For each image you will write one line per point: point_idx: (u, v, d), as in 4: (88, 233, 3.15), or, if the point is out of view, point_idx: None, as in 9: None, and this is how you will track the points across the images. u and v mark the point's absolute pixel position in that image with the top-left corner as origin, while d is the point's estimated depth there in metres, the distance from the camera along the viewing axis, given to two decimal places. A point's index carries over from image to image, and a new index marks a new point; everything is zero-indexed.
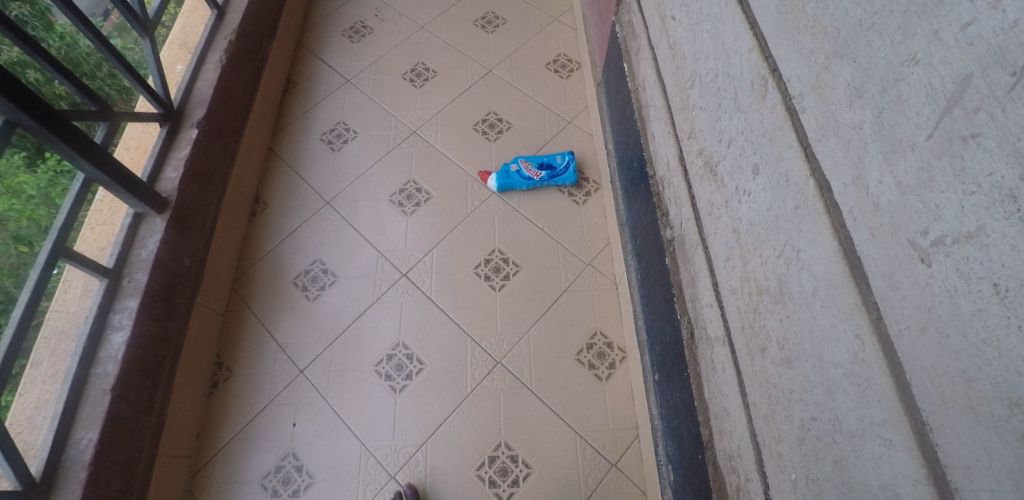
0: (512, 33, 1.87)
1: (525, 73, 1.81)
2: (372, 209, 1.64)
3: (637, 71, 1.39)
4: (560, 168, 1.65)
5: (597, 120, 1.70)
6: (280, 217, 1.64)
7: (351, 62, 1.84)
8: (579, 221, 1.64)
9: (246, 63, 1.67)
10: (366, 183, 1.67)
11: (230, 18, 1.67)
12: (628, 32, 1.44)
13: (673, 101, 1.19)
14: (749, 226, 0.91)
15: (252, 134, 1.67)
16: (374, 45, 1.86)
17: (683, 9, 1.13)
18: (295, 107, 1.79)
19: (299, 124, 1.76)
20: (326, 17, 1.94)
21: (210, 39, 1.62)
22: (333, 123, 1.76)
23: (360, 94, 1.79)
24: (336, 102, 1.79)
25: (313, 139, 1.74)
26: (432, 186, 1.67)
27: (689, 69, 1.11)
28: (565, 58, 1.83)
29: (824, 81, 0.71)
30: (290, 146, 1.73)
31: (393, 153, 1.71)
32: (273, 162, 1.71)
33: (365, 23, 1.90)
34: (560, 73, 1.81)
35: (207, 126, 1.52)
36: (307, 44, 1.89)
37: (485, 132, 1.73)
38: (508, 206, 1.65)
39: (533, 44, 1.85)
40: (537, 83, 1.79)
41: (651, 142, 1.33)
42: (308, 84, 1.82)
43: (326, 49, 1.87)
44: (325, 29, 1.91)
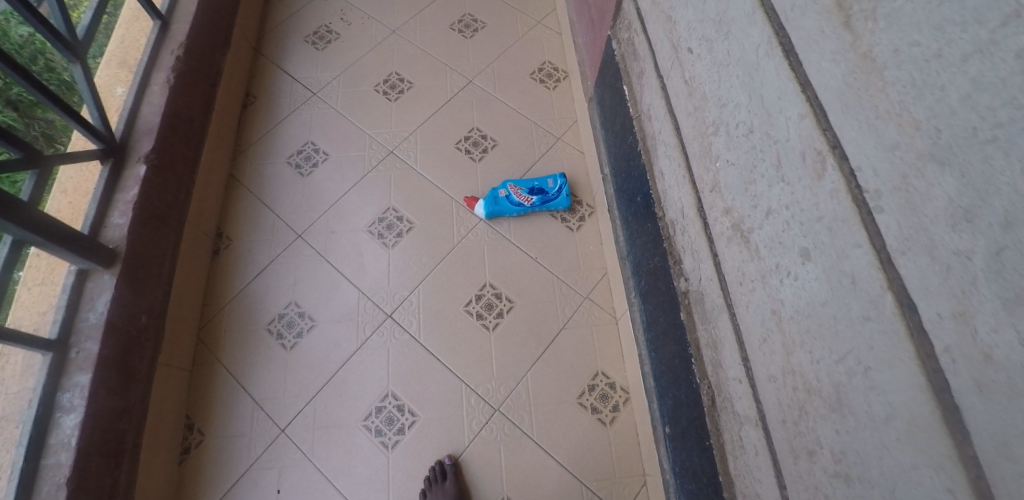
0: (492, 38, 1.71)
1: (510, 83, 1.65)
2: (350, 243, 1.48)
3: (639, 97, 1.26)
4: (553, 193, 1.51)
5: (588, 138, 1.56)
6: (248, 255, 1.47)
7: (317, 73, 1.67)
8: (575, 249, 1.51)
9: (198, 80, 1.48)
10: (341, 212, 1.51)
11: (177, 28, 1.46)
12: (626, 52, 1.30)
13: (690, 143, 1.07)
14: (794, 313, 0.82)
15: (210, 160, 1.49)
16: (341, 53, 1.69)
17: (704, 43, 1.00)
18: (256, 125, 1.61)
19: (262, 145, 1.59)
20: (286, 21, 1.75)
21: (155, 56, 1.41)
22: (301, 144, 1.58)
23: (328, 109, 1.62)
24: (302, 119, 1.62)
25: (279, 163, 1.56)
26: (413, 213, 1.51)
27: (712, 113, 0.99)
28: (551, 66, 1.68)
29: (912, 186, 0.61)
30: (253, 171, 1.56)
31: (370, 177, 1.54)
32: (235, 190, 1.54)
33: (330, 28, 1.73)
34: (546, 83, 1.66)
35: (157, 160, 1.32)
36: (266, 53, 1.71)
37: (468, 151, 1.58)
38: (499, 234, 1.50)
39: (516, 50, 1.70)
40: (522, 94, 1.64)
41: (659, 180, 1.21)
42: (270, 99, 1.64)
43: (288, 59, 1.69)
44: (284, 35, 1.73)
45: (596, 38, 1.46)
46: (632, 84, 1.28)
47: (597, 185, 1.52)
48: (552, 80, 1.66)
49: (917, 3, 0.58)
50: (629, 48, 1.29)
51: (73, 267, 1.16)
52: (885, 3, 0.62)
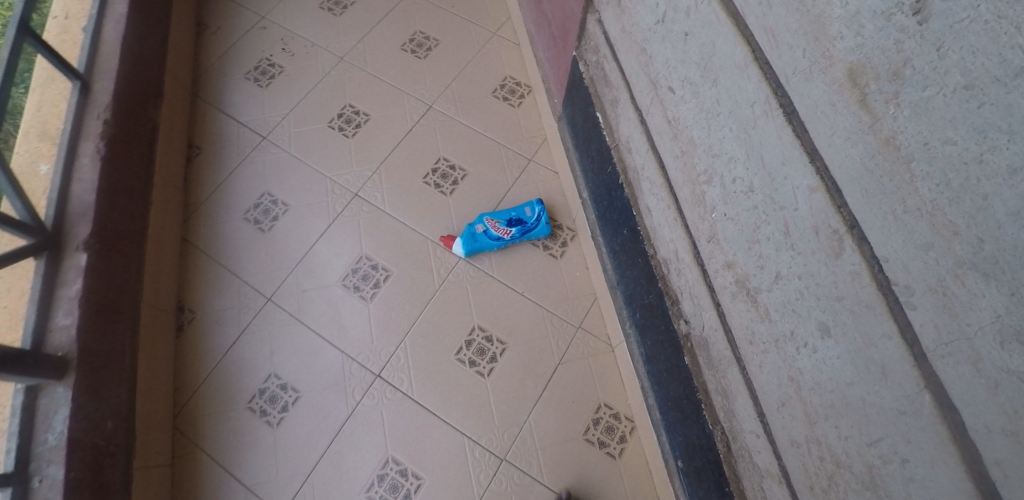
0: (447, 57, 1.63)
1: (472, 104, 1.57)
2: (325, 300, 1.41)
3: (614, 131, 1.16)
4: (533, 221, 1.42)
5: (561, 158, 1.46)
6: (215, 325, 1.39)
7: (265, 115, 1.59)
8: (561, 279, 1.44)
9: (132, 142, 1.35)
10: (311, 267, 1.44)
11: (99, 87, 1.32)
12: (594, 83, 1.19)
13: (679, 188, 1.00)
14: (815, 385, 0.79)
15: (159, 229, 1.39)
16: (289, 90, 1.61)
17: (688, 86, 0.90)
18: (205, 181, 1.53)
19: (214, 203, 1.51)
20: (221, 61, 1.67)
21: (80, 122, 1.27)
22: (257, 196, 1.51)
23: (282, 156, 1.54)
24: (254, 167, 1.54)
25: (236, 220, 1.49)
26: (387, 259, 1.44)
27: (702, 161, 0.92)
28: (513, 81, 1.59)
29: (949, 291, 0.56)
30: (209, 233, 1.48)
31: (336, 226, 1.47)
32: (191, 255, 1.45)
33: (272, 60, 1.65)
34: (510, 101, 1.57)
35: (98, 243, 1.21)
36: (205, 98, 1.62)
37: (438, 185, 1.49)
38: (481, 271, 1.44)
39: (474, 67, 1.61)
40: (486, 116, 1.55)
41: (646, 217, 1.13)
42: (216, 149, 1.56)
43: (231, 100, 1.61)
44: (223, 76, 1.65)
45: (559, 62, 1.31)
46: (605, 113, 1.18)
47: (578, 209, 1.44)
48: (516, 97, 1.57)
49: (951, 98, 0.53)
50: (595, 76, 1.18)
51: (20, 385, 1.04)
52: (910, 91, 0.56)
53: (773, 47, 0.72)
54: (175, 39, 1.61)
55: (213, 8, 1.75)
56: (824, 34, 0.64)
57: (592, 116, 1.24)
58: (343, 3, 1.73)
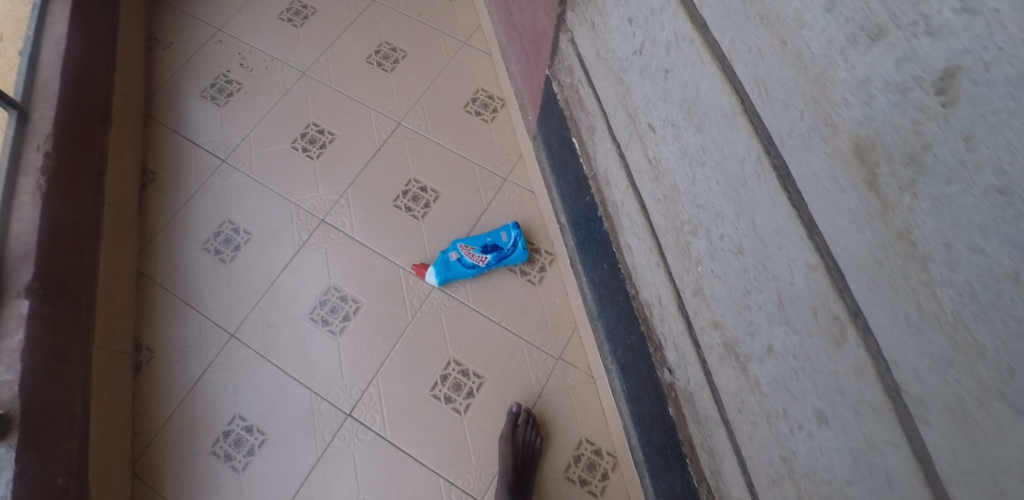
0: (415, 70, 1.54)
1: (442, 121, 1.48)
2: (292, 335, 1.32)
3: (591, 161, 1.06)
4: (508, 247, 1.33)
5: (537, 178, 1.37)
6: (176, 365, 1.30)
7: (224, 135, 1.49)
8: (540, 308, 1.34)
9: (79, 172, 1.25)
10: (277, 300, 1.34)
11: (38, 116, 1.20)
12: (571, 106, 1.07)
13: (662, 232, 0.89)
14: (811, 473, 0.70)
15: (112, 264, 1.29)
16: (249, 109, 1.52)
17: (670, 126, 0.80)
18: (162, 208, 1.43)
19: (171, 232, 1.41)
20: (175, 79, 1.56)
21: (19, 155, 1.16)
22: (217, 225, 1.41)
23: (243, 180, 1.44)
24: (214, 193, 1.44)
25: (195, 251, 1.39)
26: (357, 290, 1.35)
27: (686, 209, 0.82)
28: (485, 95, 1.50)
29: (971, 417, 0.48)
30: (167, 265, 1.38)
31: (302, 254, 1.37)
32: (148, 290, 1.36)
33: (229, 76, 1.55)
34: (483, 115, 1.48)
35: (43, 288, 1.10)
36: (159, 119, 1.52)
37: (409, 208, 1.40)
38: (456, 301, 1.35)
39: (444, 81, 1.52)
40: (459, 133, 1.46)
41: (627, 255, 1.03)
42: (173, 174, 1.46)
43: (187, 121, 1.51)
44: (177, 94, 1.54)
45: (530, 81, 1.21)
46: (582, 140, 1.07)
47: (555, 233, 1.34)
48: (489, 111, 1.48)
49: (981, 201, 0.43)
50: (570, 100, 1.07)
51: None
52: (929, 183, 0.47)
53: (763, 102, 0.62)
54: (124, 55, 1.50)
55: (164, 19, 1.64)
56: (826, 97, 0.54)
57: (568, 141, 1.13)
58: (304, 13, 1.63)
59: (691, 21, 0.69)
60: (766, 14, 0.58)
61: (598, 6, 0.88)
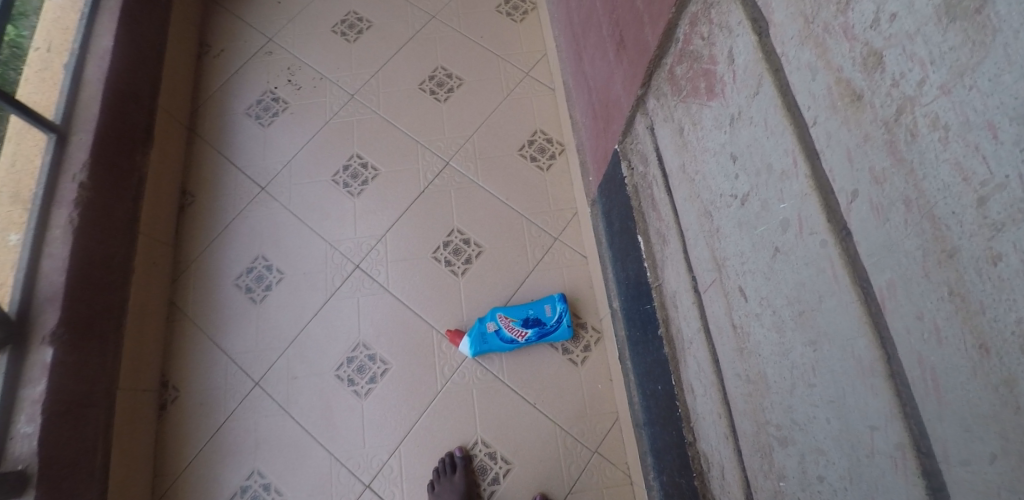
0: (472, 102, 1.43)
1: (495, 164, 1.37)
2: (315, 391, 1.22)
3: (662, 272, 0.87)
4: (552, 324, 1.20)
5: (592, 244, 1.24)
6: (202, 409, 1.21)
7: (265, 161, 1.41)
8: (580, 392, 1.21)
9: (115, 198, 1.15)
10: (304, 350, 1.25)
11: (77, 140, 1.10)
12: (649, 198, 0.87)
13: (737, 411, 0.69)
14: None
15: (144, 293, 1.21)
16: (294, 131, 1.44)
17: (768, 310, 0.59)
18: (198, 233, 1.35)
19: (205, 264, 1.32)
20: (222, 92, 1.48)
21: (55, 183, 1.06)
22: (249, 262, 1.33)
23: (279, 212, 1.36)
24: (250, 226, 1.36)
25: (225, 287, 1.31)
26: (387, 350, 1.24)
27: (773, 409, 0.62)
28: (544, 137, 1.39)
29: None
30: (197, 299, 1.30)
31: (334, 302, 1.28)
32: (178, 323, 1.27)
33: (276, 94, 1.47)
34: (539, 161, 1.36)
35: (68, 333, 1.01)
36: (203, 135, 1.43)
37: (449, 262, 1.29)
38: (491, 375, 1.22)
39: (500, 116, 1.41)
40: (511, 180, 1.35)
41: (687, 394, 0.85)
42: (213, 197, 1.38)
43: (228, 142, 1.43)
44: (222, 110, 1.46)
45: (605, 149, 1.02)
46: (657, 240, 0.87)
47: (608, 312, 1.19)
48: (545, 156, 1.37)
49: None
50: (645, 190, 0.88)
51: None
52: None
53: (924, 389, 0.41)
54: (172, 66, 1.41)
55: (216, 22, 1.55)
56: None
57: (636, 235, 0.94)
58: (358, 26, 1.53)
59: (826, 217, 0.47)
60: (957, 289, 0.36)
61: (694, 113, 0.68)
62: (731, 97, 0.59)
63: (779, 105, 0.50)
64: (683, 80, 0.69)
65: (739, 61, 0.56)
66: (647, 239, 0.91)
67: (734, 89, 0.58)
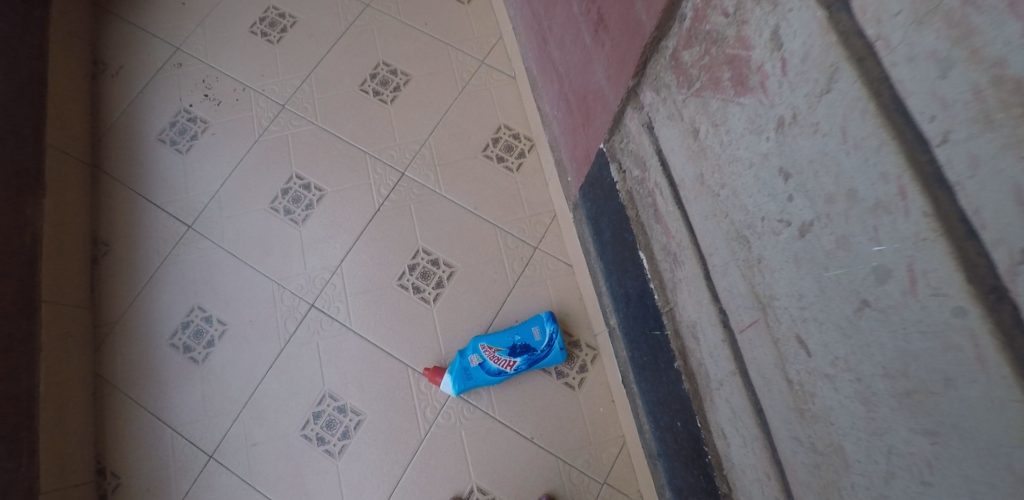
0: (422, 99, 1.34)
1: (460, 169, 1.28)
2: (281, 457, 1.17)
3: (677, 296, 0.73)
4: (542, 350, 1.13)
5: (576, 251, 1.17)
6: (149, 493, 1.17)
7: (188, 195, 1.32)
8: (581, 424, 1.15)
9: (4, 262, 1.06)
10: (262, 412, 1.19)
11: None
12: (654, 209, 0.73)
13: (796, 479, 0.55)
14: None
15: (61, 378, 1.14)
16: (226, 144, 1.34)
17: (847, 375, 0.44)
18: (118, 292, 1.27)
19: (133, 328, 1.25)
20: (128, 115, 1.37)
21: None
22: (184, 318, 1.26)
23: (219, 255, 1.28)
24: (183, 277, 1.28)
25: (160, 347, 1.25)
26: (357, 399, 1.17)
27: (855, 492, 0.47)
28: (509, 133, 1.31)
29: None
30: (129, 368, 1.23)
31: (288, 352, 1.21)
32: (107, 397, 1.22)
33: (191, 112, 1.37)
34: (507, 162, 1.29)
35: None
36: (111, 171, 1.33)
37: (418, 288, 1.21)
38: (480, 412, 1.15)
39: (455, 115, 1.32)
40: (478, 186, 1.27)
41: (717, 438, 0.72)
42: (131, 248, 1.29)
43: (144, 180, 1.33)
44: (132, 138, 1.36)
45: (586, 146, 0.94)
46: (666, 259, 0.74)
47: (605, 332, 1.10)
48: (513, 155, 1.29)
49: None
50: (646, 200, 0.75)
51: None
52: None
53: None
54: (64, 102, 1.29)
55: (110, 35, 1.42)
56: None
57: (639, 250, 0.81)
58: (281, 24, 1.42)
59: (963, 272, 0.34)
60: None
61: (715, 112, 0.53)
62: (778, 96, 0.45)
63: (874, 111, 0.37)
64: (695, 69, 0.54)
65: (793, 46, 0.42)
66: (650, 255, 0.79)
67: (782, 83, 0.44)
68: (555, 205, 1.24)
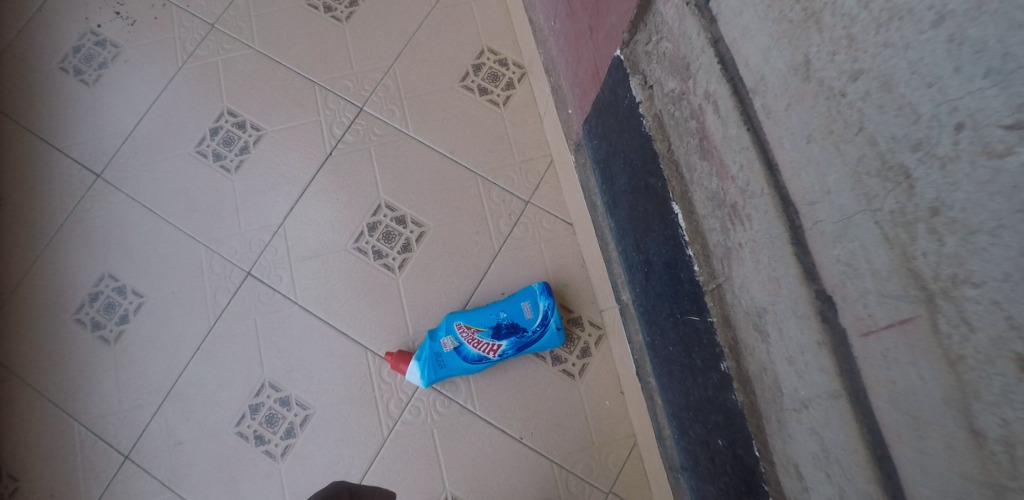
0: (386, 18, 1.07)
1: (432, 103, 1.02)
2: (211, 461, 0.92)
3: (734, 270, 0.50)
4: (534, 331, 0.89)
5: (577, 206, 0.92)
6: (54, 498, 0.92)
7: (96, 136, 1.05)
8: (581, 422, 0.91)
9: None
10: (187, 406, 0.94)
11: None
12: (706, 136, 0.49)
13: None
14: None
15: None
16: (143, 74, 1.07)
17: None
18: (16, 252, 1.01)
19: (33, 297, 0.99)
20: (23, 39, 1.09)
21: None
22: (93, 286, 0.99)
23: (135, 209, 1.02)
24: (94, 233, 1.01)
25: (64, 324, 0.98)
26: (305, 390, 0.93)
27: None
28: (493, 58, 1.04)
29: None
30: (28, 348, 0.98)
31: (218, 332, 0.96)
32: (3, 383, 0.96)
33: (100, 35, 1.09)
34: (490, 94, 1.02)
35: None
36: (3, 108, 1.07)
37: (379, 252, 0.97)
38: (456, 407, 0.92)
39: (427, 37, 1.06)
40: (456, 124, 1.01)
41: (783, 477, 0.49)
42: (31, 198, 1.03)
43: (43, 118, 1.06)
44: (29, 66, 1.08)
45: (594, 61, 0.71)
46: (718, 214, 0.51)
47: (614, 309, 0.86)
48: (499, 86, 1.03)
49: None
50: (691, 126, 0.52)
51: None
52: None
53: None
54: None
55: None
56: None
57: (673, 199, 0.57)
58: None
59: None
60: None
61: None
62: None
63: None
64: None
65: None
66: (690, 208, 0.55)
67: None
68: (552, 148, 0.98)
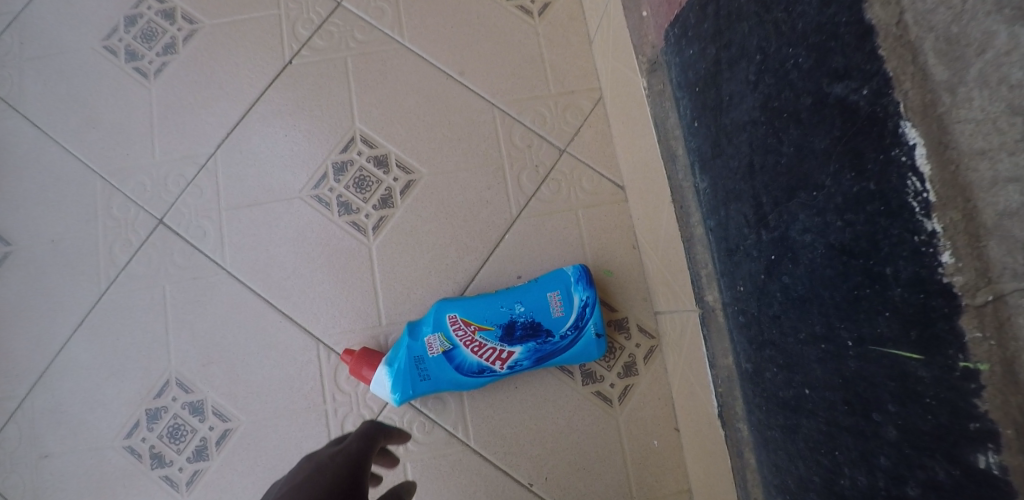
0: None
1: (439, 5, 0.73)
2: (86, 485, 0.64)
3: None
4: (562, 336, 0.61)
5: (635, 161, 0.64)
6: None
7: None
8: (618, 469, 0.64)
9: None
10: (58, 404, 0.66)
11: None
12: None
13: None
14: None
15: None
16: None
17: None
18: None
19: None
20: None
21: None
22: None
23: (13, 120, 0.71)
24: None
25: None
26: (228, 393, 0.65)
27: None
28: None
29: None
30: None
31: (113, 301, 0.67)
32: None
33: None
34: None
35: None
36: None
37: (348, 206, 0.68)
38: (442, 434, 0.65)
39: None
40: (470, 36, 0.72)
41: None
42: None
43: None
44: None
45: None
46: None
47: (684, 313, 0.59)
48: None
49: None
50: None
51: None
52: None
53: None
54: None
55: None
56: None
57: (900, 120, 0.29)
58: None
59: None
60: None
61: None
62: None
63: None
64: None
65: None
66: (948, 138, 0.27)
67: None
68: (602, 78, 0.69)
